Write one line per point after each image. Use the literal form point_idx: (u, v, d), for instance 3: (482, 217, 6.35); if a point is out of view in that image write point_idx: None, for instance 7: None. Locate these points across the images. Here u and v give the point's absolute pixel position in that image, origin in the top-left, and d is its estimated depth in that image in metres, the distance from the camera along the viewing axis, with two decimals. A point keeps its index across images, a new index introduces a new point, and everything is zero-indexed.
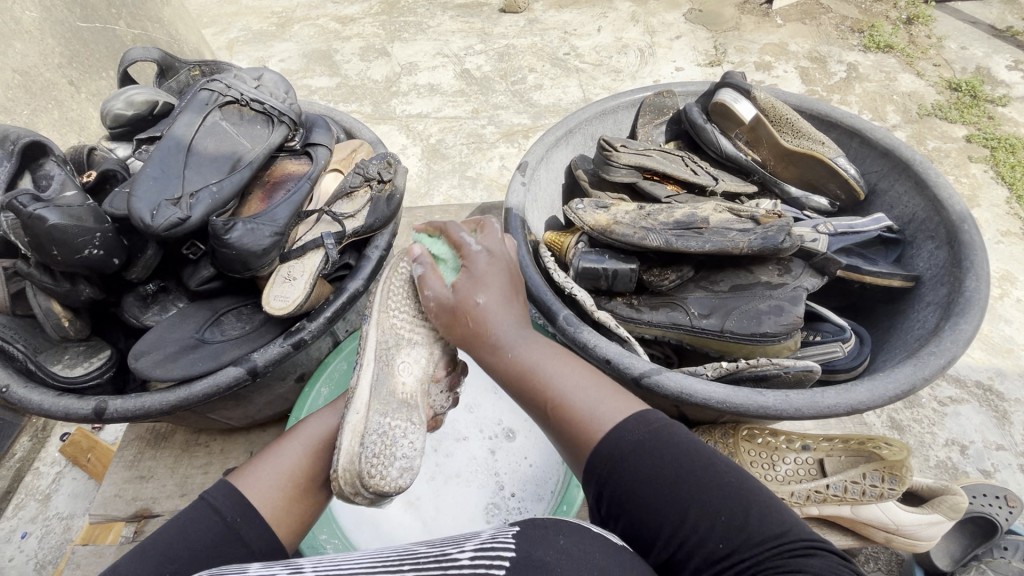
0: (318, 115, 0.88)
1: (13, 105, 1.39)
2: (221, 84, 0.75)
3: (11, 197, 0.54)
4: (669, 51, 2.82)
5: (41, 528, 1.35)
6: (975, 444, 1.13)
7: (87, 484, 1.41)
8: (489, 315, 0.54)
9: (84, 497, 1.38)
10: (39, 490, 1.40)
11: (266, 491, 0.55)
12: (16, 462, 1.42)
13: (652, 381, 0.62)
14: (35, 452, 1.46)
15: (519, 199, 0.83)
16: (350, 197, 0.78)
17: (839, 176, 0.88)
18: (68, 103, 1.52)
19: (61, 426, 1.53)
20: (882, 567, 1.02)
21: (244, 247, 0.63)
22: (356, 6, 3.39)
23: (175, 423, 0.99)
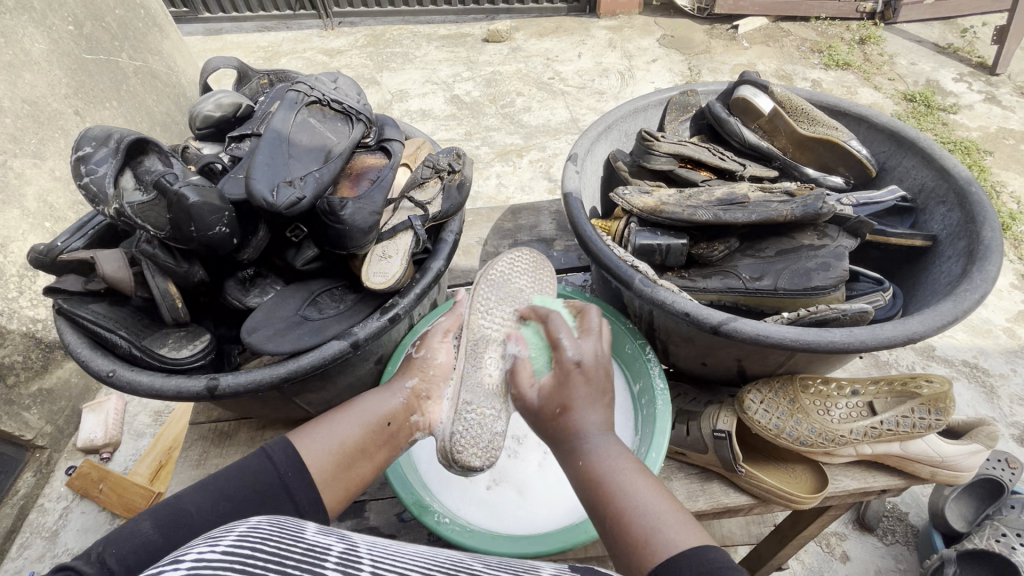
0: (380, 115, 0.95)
1: (22, 135, 1.41)
2: (305, 85, 0.82)
3: (156, 176, 0.59)
4: (647, 73, 3.02)
5: (51, 565, 1.32)
6: (971, 418, 1.24)
7: (99, 517, 1.38)
8: (587, 396, 0.56)
9: (96, 530, 1.36)
10: (45, 528, 1.38)
11: (319, 457, 0.59)
12: (20, 501, 1.41)
13: (731, 329, 0.69)
14: (39, 488, 1.45)
15: (575, 185, 0.91)
16: (423, 186, 0.84)
17: (852, 157, 0.99)
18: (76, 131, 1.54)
19: (66, 458, 1.50)
20: (900, 538, 1.18)
21: (354, 224, 0.69)
22: (342, 39, 3.51)
23: (236, 421, 1.00)
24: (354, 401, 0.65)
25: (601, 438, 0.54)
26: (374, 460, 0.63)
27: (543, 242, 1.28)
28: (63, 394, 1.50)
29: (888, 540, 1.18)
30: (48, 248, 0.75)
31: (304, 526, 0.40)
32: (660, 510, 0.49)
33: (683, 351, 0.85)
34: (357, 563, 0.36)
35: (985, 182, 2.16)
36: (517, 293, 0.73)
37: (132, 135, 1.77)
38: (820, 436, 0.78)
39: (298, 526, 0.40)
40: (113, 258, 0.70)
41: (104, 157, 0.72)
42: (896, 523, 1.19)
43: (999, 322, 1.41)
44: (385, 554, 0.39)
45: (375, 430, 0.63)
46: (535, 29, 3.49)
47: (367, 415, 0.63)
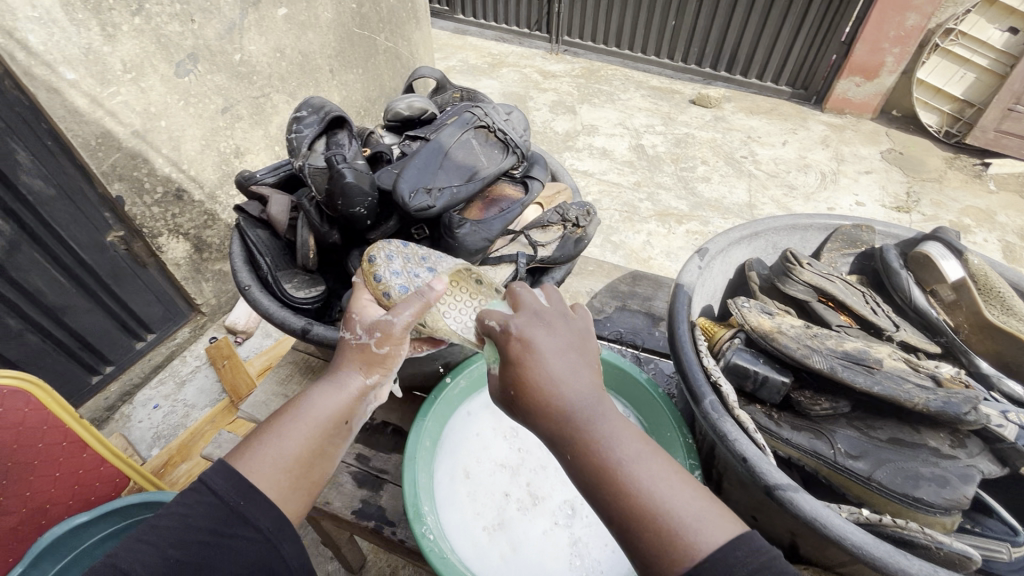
0: (538, 152, 1.02)
1: (289, 78, 1.84)
2: (482, 111, 0.91)
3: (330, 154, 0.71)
4: (853, 183, 2.97)
5: (169, 406, 1.70)
6: None
7: (213, 385, 1.76)
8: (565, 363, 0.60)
9: (208, 393, 1.73)
10: (178, 375, 1.79)
11: (268, 473, 0.58)
12: (174, 346, 1.84)
13: (786, 497, 0.62)
14: (189, 343, 1.87)
15: (691, 279, 0.88)
16: (545, 229, 0.89)
17: None
18: (323, 84, 1.96)
19: (213, 331, 1.92)
20: None
21: (465, 243, 0.75)
22: (560, 65, 3.80)
23: (323, 362, 1.15)
24: (295, 403, 0.63)
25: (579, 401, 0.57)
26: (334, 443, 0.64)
27: (649, 317, 1.25)
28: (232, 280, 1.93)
29: None
30: (250, 176, 0.96)
31: None
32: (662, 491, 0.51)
33: (736, 494, 0.77)
34: None
35: None
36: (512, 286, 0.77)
37: (360, 98, 2.18)
38: None
39: None
40: (283, 203, 0.88)
41: (312, 123, 0.88)
42: None
43: None
44: None
45: (331, 428, 0.63)
46: (747, 105, 3.53)
47: (314, 406, 0.63)
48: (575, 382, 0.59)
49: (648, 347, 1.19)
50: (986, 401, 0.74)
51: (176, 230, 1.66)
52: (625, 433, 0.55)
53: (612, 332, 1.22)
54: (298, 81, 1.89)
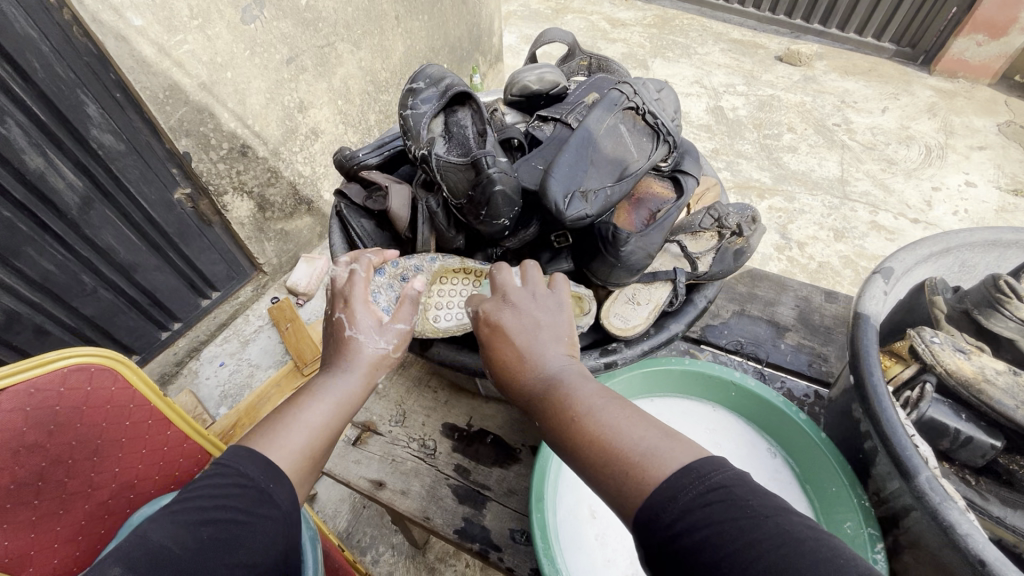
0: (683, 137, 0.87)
1: (355, 26, 1.67)
2: (631, 88, 0.75)
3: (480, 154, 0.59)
4: (964, 159, 2.66)
5: (235, 364, 1.68)
6: None
7: (276, 345, 1.72)
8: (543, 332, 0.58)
9: (272, 354, 1.70)
10: (243, 334, 1.75)
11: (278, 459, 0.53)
12: (239, 305, 1.79)
13: None
14: (252, 301, 1.82)
15: (876, 307, 0.73)
16: (696, 236, 0.77)
17: None
18: (388, 34, 1.80)
19: (275, 290, 1.86)
20: None
21: (627, 263, 0.63)
22: (630, 13, 3.49)
23: (414, 357, 1.08)
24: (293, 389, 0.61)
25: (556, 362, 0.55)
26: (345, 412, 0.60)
27: (772, 325, 1.11)
28: (294, 240, 1.85)
29: None
30: (350, 155, 0.86)
31: None
32: (644, 439, 0.46)
33: (921, 572, 0.66)
34: None
35: None
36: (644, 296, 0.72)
37: (424, 49, 2.02)
38: None
39: None
40: (403, 195, 0.77)
41: (430, 98, 0.75)
42: None
43: None
44: None
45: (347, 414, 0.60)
46: (840, 63, 3.18)
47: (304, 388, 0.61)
48: (554, 343, 0.57)
49: (773, 363, 1.05)
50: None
51: (241, 187, 1.56)
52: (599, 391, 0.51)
53: (730, 342, 1.09)
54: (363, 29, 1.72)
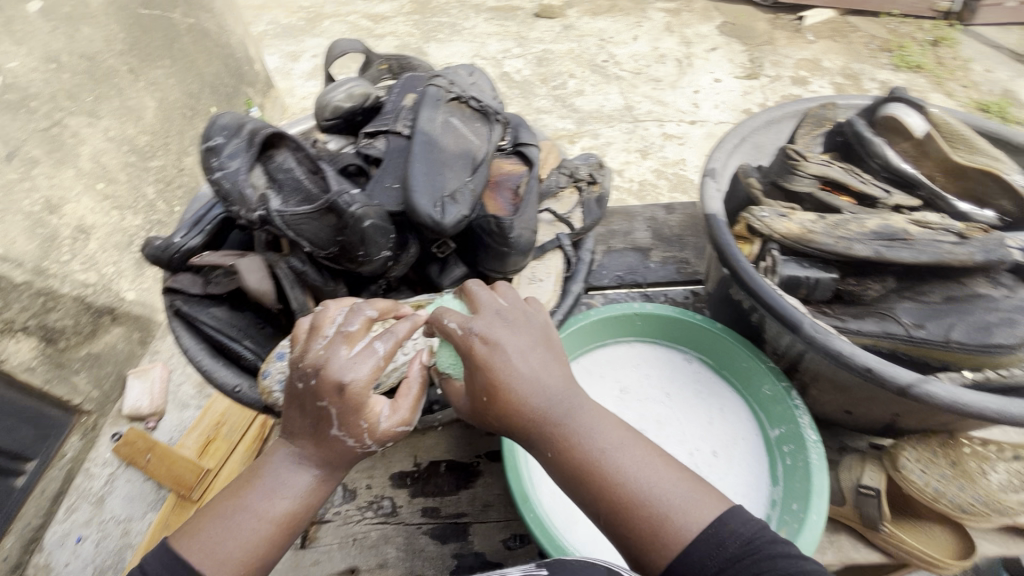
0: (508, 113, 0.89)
1: (79, 92, 1.38)
2: (445, 80, 0.76)
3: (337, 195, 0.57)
4: (705, 61, 3.45)
5: (97, 532, 1.32)
6: None
7: (143, 486, 1.36)
8: (538, 365, 0.63)
9: (142, 499, 1.34)
10: (92, 493, 1.37)
11: (215, 557, 0.59)
12: (68, 463, 1.39)
13: (921, 392, 0.65)
14: (84, 453, 1.43)
15: (718, 205, 0.84)
16: (560, 197, 0.83)
17: (1015, 192, 0.90)
18: (128, 90, 1.52)
19: (111, 426, 1.48)
20: None
21: (522, 245, 0.65)
22: (387, 7, 4.09)
23: None
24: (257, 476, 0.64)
25: (560, 397, 0.62)
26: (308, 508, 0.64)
27: (638, 251, 1.20)
28: (110, 359, 1.49)
29: None
30: (164, 242, 0.74)
31: None
32: (658, 482, 0.60)
33: (825, 396, 0.81)
34: None
35: None
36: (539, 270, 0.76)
37: (181, 98, 1.72)
38: (985, 505, 0.73)
39: None
40: (256, 267, 0.67)
41: (236, 151, 0.66)
42: None
43: None
44: None
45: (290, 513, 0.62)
46: (589, 7, 3.95)
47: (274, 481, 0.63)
48: (549, 369, 0.63)
49: (652, 282, 1.17)
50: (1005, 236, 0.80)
51: (9, 328, 1.24)
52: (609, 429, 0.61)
53: (611, 279, 1.17)
54: (93, 93, 1.43)
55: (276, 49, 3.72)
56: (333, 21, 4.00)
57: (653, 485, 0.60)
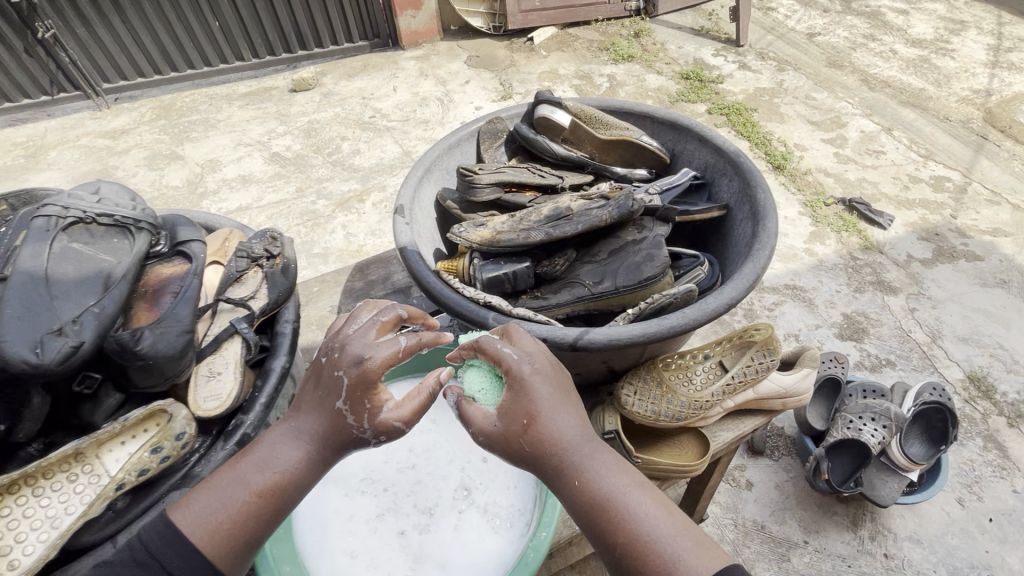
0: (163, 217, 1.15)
1: None
2: (55, 208, 0.95)
3: None
4: (463, 95, 3.74)
5: None
6: (803, 330, 2.28)
7: None
8: (560, 416, 0.79)
9: None
10: None
11: (205, 524, 0.81)
12: None
13: (583, 340, 0.82)
14: None
15: (408, 237, 0.91)
16: (242, 282, 1.16)
17: (647, 150, 1.10)
18: None
19: None
20: (782, 449, 1.91)
21: (154, 351, 0.92)
22: (126, 119, 3.78)
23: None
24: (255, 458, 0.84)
25: (574, 436, 0.80)
26: (282, 492, 0.83)
27: None
28: None
29: (776, 454, 1.90)
30: None
31: None
32: (664, 523, 0.76)
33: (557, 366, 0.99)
34: None
35: (756, 136, 3.21)
36: (219, 364, 1.06)
37: None
38: (689, 408, 1.00)
39: None
40: None
41: None
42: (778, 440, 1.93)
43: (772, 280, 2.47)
44: None
45: (261, 508, 0.82)
46: (343, 72, 4.06)
47: (264, 465, 0.84)
48: (564, 418, 0.80)
49: None
50: (637, 187, 0.99)
51: None
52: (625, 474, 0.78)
53: None
54: None
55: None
56: (62, 149, 3.56)
57: (659, 527, 0.75)
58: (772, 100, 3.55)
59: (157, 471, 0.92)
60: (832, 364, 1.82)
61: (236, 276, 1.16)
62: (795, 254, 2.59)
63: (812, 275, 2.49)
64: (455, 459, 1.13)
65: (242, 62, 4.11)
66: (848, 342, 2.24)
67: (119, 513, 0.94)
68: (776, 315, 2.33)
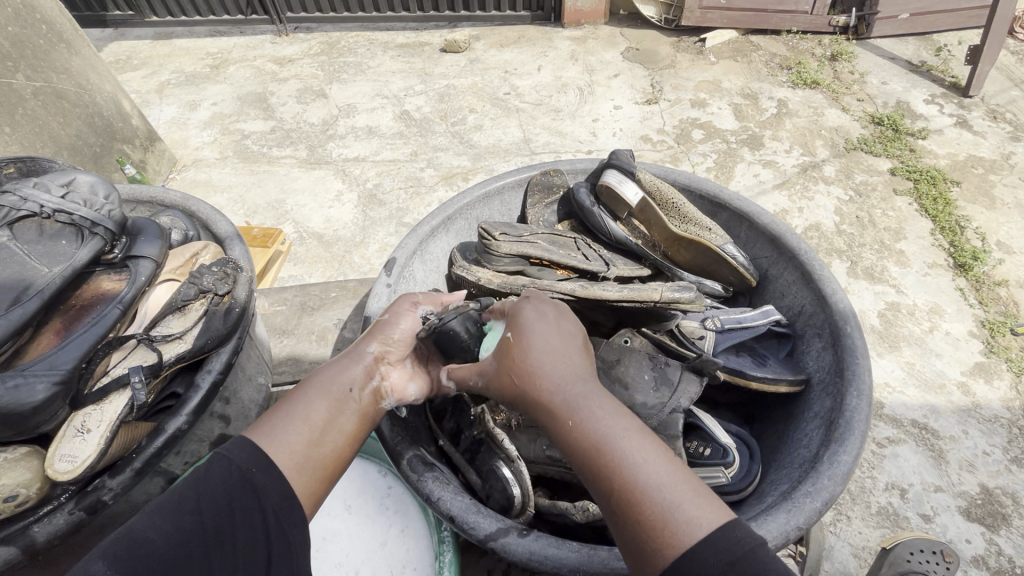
0: (131, 226, 1.20)
1: None
2: (26, 201, 1.07)
3: None
4: (606, 89, 3.44)
5: None
6: (915, 487, 1.79)
7: None
8: (566, 367, 0.85)
9: None
10: None
11: (279, 440, 0.83)
12: None
13: (494, 544, 0.93)
14: None
15: (378, 306, 1.14)
16: (184, 312, 1.18)
17: (729, 259, 1.27)
18: None
19: None
20: None
21: (18, 403, 0.92)
22: (295, 48, 4.08)
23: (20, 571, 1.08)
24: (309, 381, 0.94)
25: (582, 390, 0.82)
26: (339, 408, 0.91)
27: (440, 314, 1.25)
28: None
29: None
30: None
31: None
32: (659, 475, 0.72)
33: None
34: None
35: (946, 217, 2.54)
36: (95, 422, 1.02)
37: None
38: None
39: None
40: None
41: None
42: None
43: (900, 412, 1.95)
44: None
45: (317, 432, 0.86)
46: (495, 40, 3.96)
47: (319, 385, 0.93)
48: (573, 377, 0.84)
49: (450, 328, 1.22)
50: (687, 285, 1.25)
51: None
52: (624, 425, 0.78)
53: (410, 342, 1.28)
54: None
55: (176, 98, 3.67)
56: (240, 66, 3.94)
57: (655, 480, 0.72)
58: (986, 176, 2.78)
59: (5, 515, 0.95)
60: (931, 560, 1.40)
61: (179, 306, 1.18)
62: (943, 387, 2.02)
63: (956, 421, 1.94)
64: (344, 565, 1.21)
65: (407, 12, 4.19)
66: (975, 526, 1.72)
67: None
68: (885, 455, 1.85)
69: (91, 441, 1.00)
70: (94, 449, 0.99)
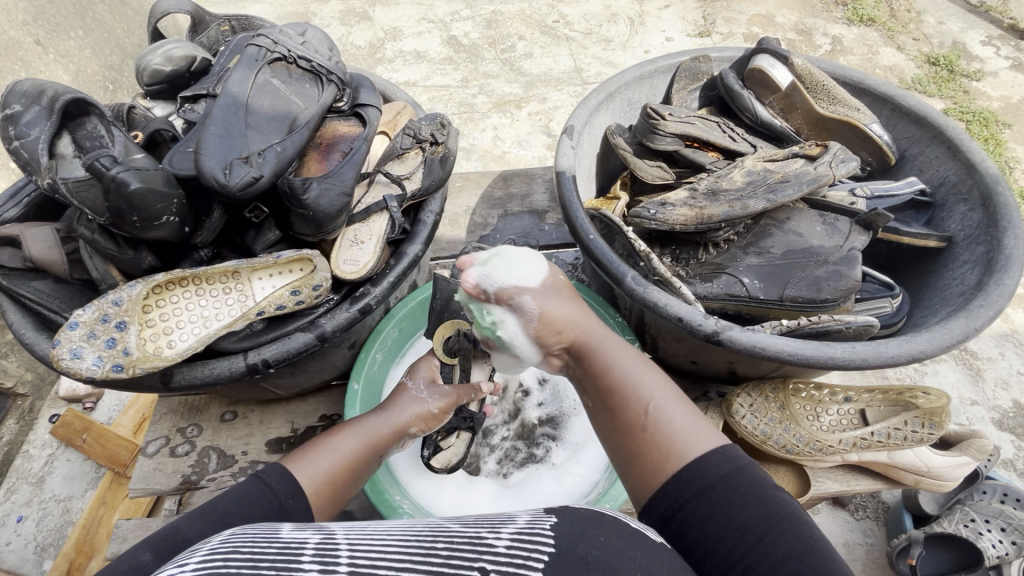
0: (353, 76, 1.27)
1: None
2: (269, 41, 1.14)
3: (97, 159, 0.89)
4: (658, 20, 3.38)
5: (38, 510, 1.81)
6: (955, 400, 1.94)
7: (82, 466, 1.87)
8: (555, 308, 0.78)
9: (82, 478, 1.85)
10: (32, 474, 1.86)
11: (312, 468, 0.84)
12: (8, 444, 1.89)
13: (727, 337, 0.99)
14: (23, 434, 1.93)
15: (568, 163, 1.20)
16: (405, 156, 1.21)
17: (876, 141, 1.38)
18: None
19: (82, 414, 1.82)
20: (868, 513, 1.63)
21: (317, 204, 1.02)
22: None
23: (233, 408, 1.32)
24: (351, 427, 0.95)
25: (592, 339, 0.78)
26: (363, 462, 0.93)
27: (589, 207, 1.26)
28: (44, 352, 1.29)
29: (858, 515, 1.62)
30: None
31: (280, 527, 0.56)
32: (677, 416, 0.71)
33: (672, 346, 1.24)
34: (334, 551, 0.51)
35: (996, 157, 2.60)
36: (359, 235, 1.14)
37: None
38: (807, 444, 1.17)
39: (275, 530, 0.55)
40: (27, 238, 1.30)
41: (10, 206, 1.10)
42: (868, 500, 1.64)
43: None
44: (358, 538, 0.54)
45: (354, 458, 0.91)
46: None
47: (368, 433, 0.96)
48: (583, 319, 0.79)
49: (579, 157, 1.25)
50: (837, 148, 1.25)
51: None
52: (637, 365, 0.76)
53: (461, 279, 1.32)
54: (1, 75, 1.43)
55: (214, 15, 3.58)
56: None
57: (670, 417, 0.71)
58: None
59: (290, 311, 1.07)
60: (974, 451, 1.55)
61: (398, 154, 1.21)
62: None
63: (994, 343, 2.07)
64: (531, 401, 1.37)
65: None
66: (1007, 435, 1.88)
67: (256, 334, 1.08)
68: (927, 372, 1.99)
69: (367, 250, 1.13)
70: (367, 254, 1.12)
